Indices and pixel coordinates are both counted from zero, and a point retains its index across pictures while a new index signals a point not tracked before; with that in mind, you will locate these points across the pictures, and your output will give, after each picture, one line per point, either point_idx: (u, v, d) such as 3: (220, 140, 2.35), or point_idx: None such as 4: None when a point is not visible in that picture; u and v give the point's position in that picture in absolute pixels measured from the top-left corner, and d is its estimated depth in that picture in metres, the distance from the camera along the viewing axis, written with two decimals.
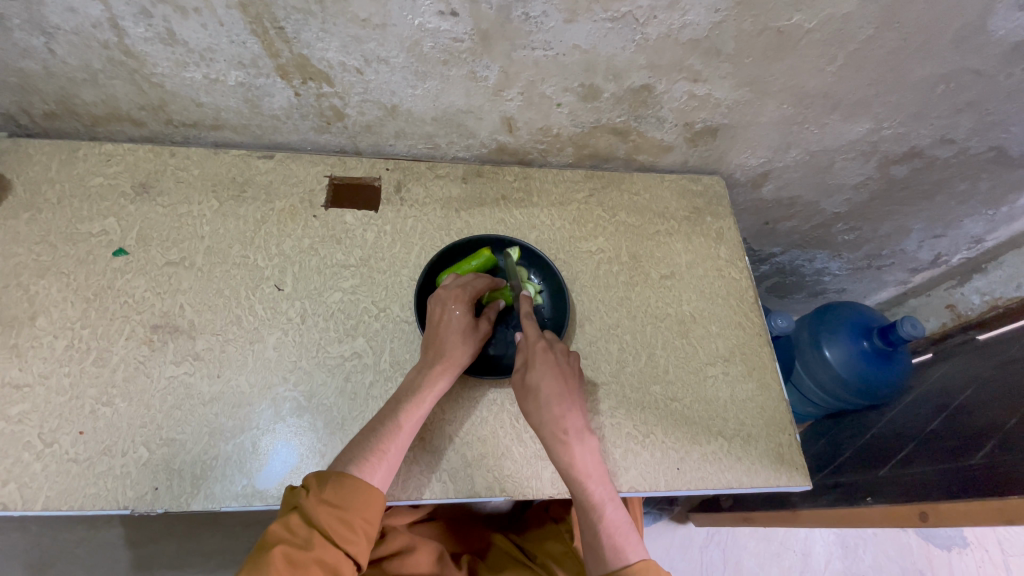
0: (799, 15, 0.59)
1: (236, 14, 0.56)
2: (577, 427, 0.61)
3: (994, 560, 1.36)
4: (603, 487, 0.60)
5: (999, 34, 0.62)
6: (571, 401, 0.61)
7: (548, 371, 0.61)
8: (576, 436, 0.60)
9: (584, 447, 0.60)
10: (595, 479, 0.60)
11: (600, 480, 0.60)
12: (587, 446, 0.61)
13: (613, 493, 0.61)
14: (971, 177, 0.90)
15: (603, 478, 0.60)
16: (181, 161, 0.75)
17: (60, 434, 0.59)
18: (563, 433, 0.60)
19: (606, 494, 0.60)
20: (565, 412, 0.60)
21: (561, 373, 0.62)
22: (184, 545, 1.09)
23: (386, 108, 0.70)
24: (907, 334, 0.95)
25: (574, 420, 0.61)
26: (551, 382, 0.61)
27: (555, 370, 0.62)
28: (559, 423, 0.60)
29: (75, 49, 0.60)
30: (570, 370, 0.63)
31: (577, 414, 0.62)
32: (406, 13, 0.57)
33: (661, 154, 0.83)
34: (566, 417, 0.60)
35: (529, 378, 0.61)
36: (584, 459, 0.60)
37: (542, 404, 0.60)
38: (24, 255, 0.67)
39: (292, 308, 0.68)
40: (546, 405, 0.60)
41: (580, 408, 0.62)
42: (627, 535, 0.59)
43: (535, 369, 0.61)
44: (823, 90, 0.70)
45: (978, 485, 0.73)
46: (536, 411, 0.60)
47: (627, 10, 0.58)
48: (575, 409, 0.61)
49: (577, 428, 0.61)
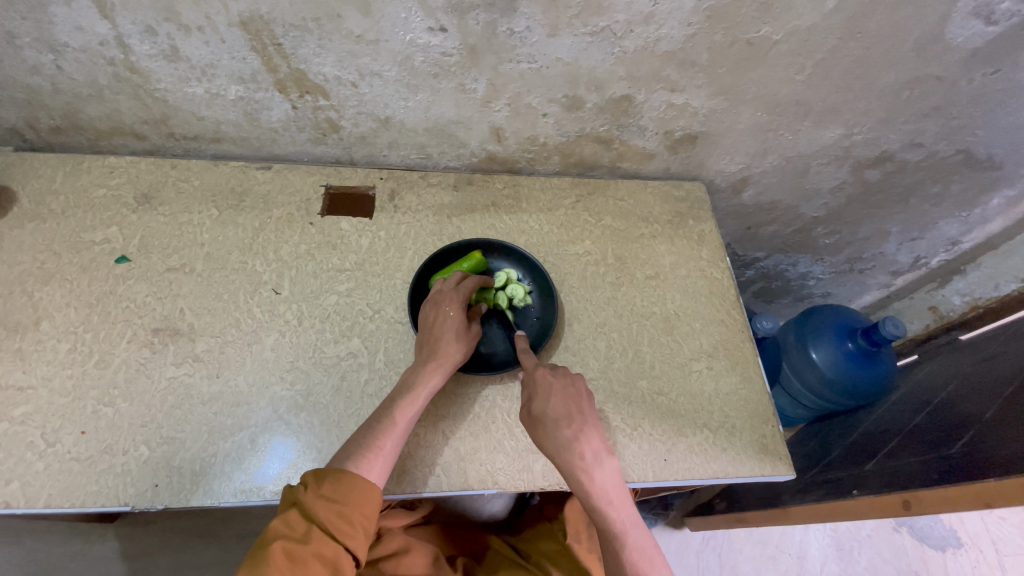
0: (766, 28, 0.64)
1: (237, 31, 0.60)
2: (594, 451, 0.61)
3: (989, 560, 1.37)
4: (624, 510, 0.61)
5: (956, 41, 0.66)
6: (584, 426, 0.61)
7: (555, 396, 0.62)
8: (595, 461, 0.60)
9: (605, 472, 0.60)
10: (616, 503, 0.61)
11: (621, 504, 0.61)
12: (607, 470, 0.61)
13: (634, 515, 0.62)
14: (942, 179, 0.94)
15: (625, 502, 0.61)
16: (182, 172, 0.78)
17: (61, 434, 0.60)
18: (582, 459, 0.60)
19: (628, 519, 0.61)
20: (579, 437, 0.61)
21: (570, 399, 0.63)
22: (178, 557, 1.09)
23: (380, 119, 0.74)
24: (889, 334, 0.98)
25: (591, 445, 0.61)
26: (560, 407, 0.61)
27: (563, 397, 0.62)
28: (575, 449, 0.60)
29: (83, 66, 0.63)
30: (578, 394, 0.64)
31: (594, 438, 0.61)
32: (398, 30, 0.60)
33: (644, 161, 0.87)
34: (582, 444, 0.60)
35: (537, 409, 0.62)
36: (606, 486, 0.60)
37: (553, 431, 0.60)
38: (29, 263, 0.69)
39: (290, 311, 0.71)
40: (559, 436, 0.60)
41: (595, 431, 0.62)
42: (651, 558, 0.61)
43: (542, 400, 0.62)
44: (793, 98, 0.75)
45: (958, 471, 0.75)
46: (548, 440, 0.61)
47: (605, 24, 0.62)
48: (589, 431, 0.62)
49: (594, 451, 0.61)
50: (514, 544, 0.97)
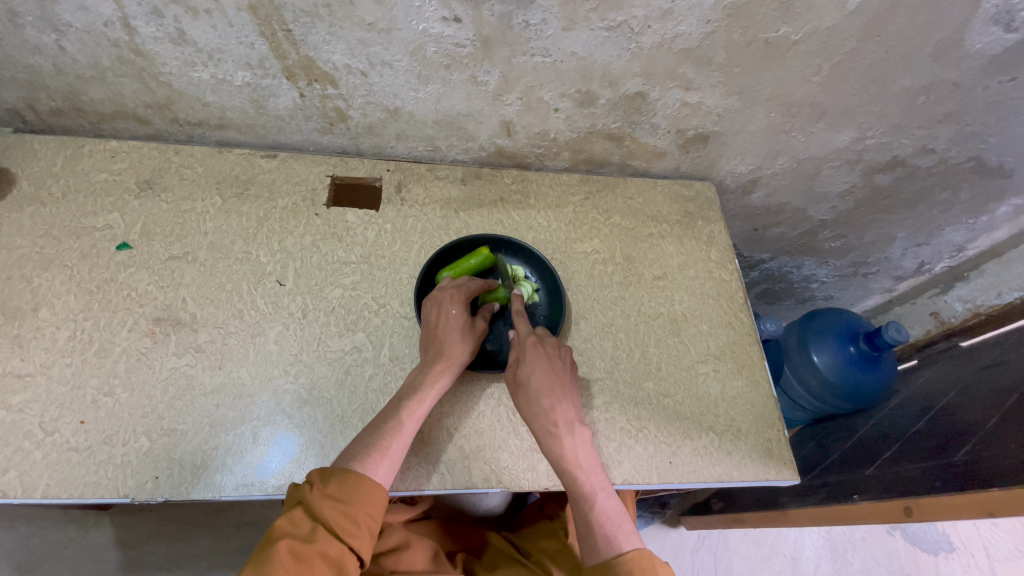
0: (785, 27, 0.62)
1: (246, 16, 0.58)
2: (568, 420, 0.62)
3: (981, 565, 1.38)
4: (595, 478, 0.61)
5: (976, 47, 0.65)
6: (562, 393, 0.63)
7: (539, 366, 0.63)
8: (567, 428, 0.61)
9: (576, 439, 0.61)
10: (587, 470, 0.61)
11: (591, 471, 0.61)
12: (579, 438, 0.62)
13: (605, 482, 0.61)
14: (952, 186, 0.93)
15: (595, 468, 0.61)
16: (185, 158, 0.76)
17: (61, 423, 0.59)
18: (553, 425, 0.61)
19: (597, 484, 0.60)
20: (555, 405, 0.61)
21: (553, 367, 0.64)
22: (174, 546, 1.08)
23: (389, 110, 0.72)
24: (892, 339, 0.98)
25: (565, 413, 0.62)
26: (541, 377, 0.62)
27: (546, 363, 0.63)
28: (549, 416, 0.61)
29: (86, 47, 0.62)
30: (560, 363, 0.65)
31: (568, 407, 0.63)
32: (411, 19, 0.59)
33: (654, 159, 0.85)
34: (556, 409, 0.61)
35: (519, 373, 0.63)
36: (576, 451, 0.61)
37: (532, 398, 0.61)
38: (27, 248, 0.68)
39: (294, 303, 0.70)
40: (536, 399, 0.61)
41: (570, 400, 0.63)
42: (620, 525, 0.59)
43: (526, 364, 0.63)
44: (808, 100, 0.74)
45: (960, 478, 0.75)
46: (527, 405, 0.62)
47: (622, 19, 0.60)
48: (565, 402, 0.63)
49: (568, 421, 0.62)
50: (512, 541, 0.97)
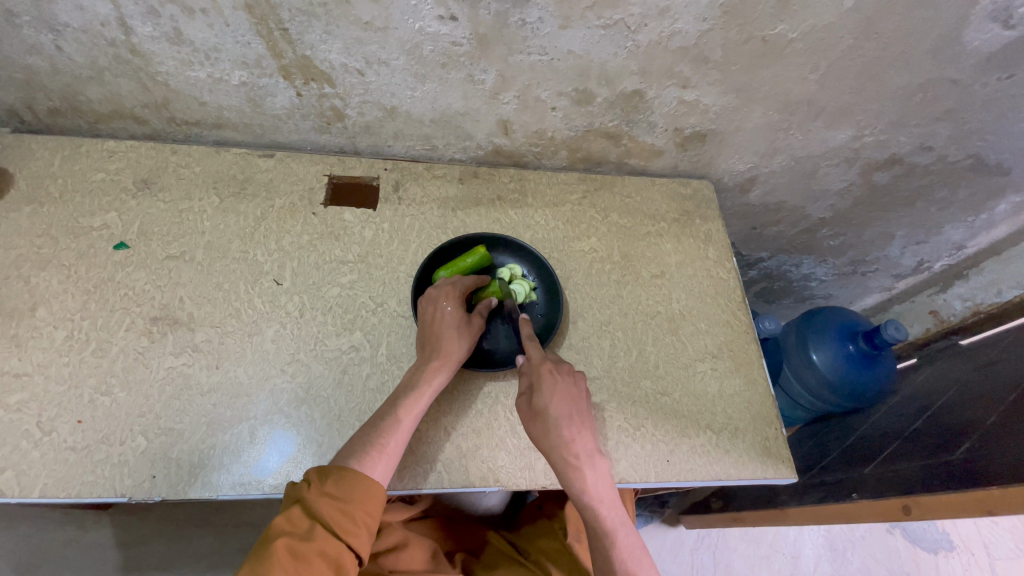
0: (782, 25, 0.62)
1: (242, 15, 0.58)
2: (588, 452, 0.60)
3: (981, 563, 1.38)
4: (614, 510, 0.60)
5: (973, 45, 0.65)
6: (581, 426, 0.61)
7: (557, 396, 0.61)
8: (588, 461, 0.60)
9: (596, 472, 0.60)
10: (607, 503, 0.60)
11: (611, 503, 0.60)
12: (599, 469, 0.61)
13: (623, 514, 0.61)
14: (950, 184, 0.93)
15: (614, 501, 0.61)
16: (183, 158, 0.76)
17: (58, 423, 0.59)
18: (574, 458, 0.59)
19: (618, 519, 0.60)
20: (575, 437, 0.60)
21: (570, 395, 0.62)
22: (172, 545, 1.08)
23: (386, 109, 0.72)
24: (891, 337, 0.98)
25: (585, 444, 0.60)
26: (560, 407, 0.60)
27: (564, 392, 0.61)
28: (570, 449, 0.59)
29: (83, 47, 0.62)
30: (578, 392, 0.63)
31: (588, 438, 0.61)
32: (407, 17, 0.59)
33: (652, 158, 0.85)
34: (577, 443, 0.60)
35: (536, 403, 0.61)
36: (597, 486, 0.60)
37: (551, 429, 0.59)
38: (25, 248, 0.68)
39: (291, 302, 0.70)
40: (557, 433, 0.59)
41: (589, 430, 0.62)
42: (637, 555, 0.61)
43: (544, 394, 0.61)
44: (806, 98, 0.74)
45: (958, 476, 0.75)
46: (545, 437, 0.60)
47: (619, 17, 0.60)
48: (585, 432, 0.61)
49: (588, 452, 0.60)
50: (511, 540, 0.97)
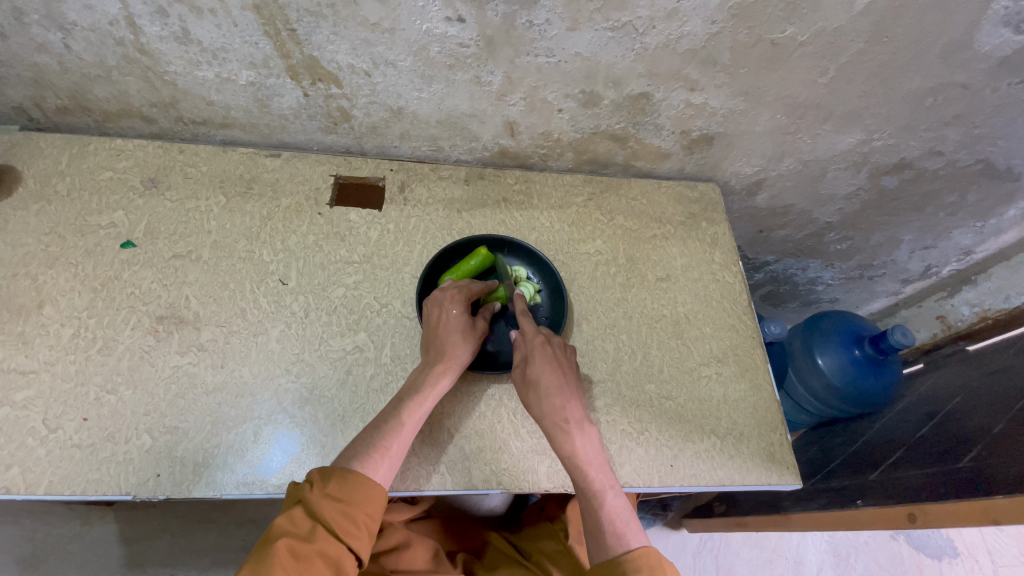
0: (791, 28, 0.62)
1: (250, 16, 0.58)
2: (578, 417, 0.61)
3: (985, 570, 1.37)
4: (603, 475, 0.59)
5: (985, 49, 0.64)
6: (570, 391, 0.62)
7: (547, 363, 0.63)
8: (576, 424, 0.61)
9: (585, 436, 0.60)
10: (596, 467, 0.60)
11: (600, 467, 0.60)
12: (588, 436, 0.61)
13: (613, 481, 0.60)
14: (960, 189, 0.92)
15: (603, 466, 0.60)
16: (190, 157, 0.77)
17: (64, 421, 0.60)
18: (563, 420, 0.60)
19: (605, 480, 0.59)
20: (564, 402, 0.61)
21: (561, 365, 0.64)
22: (176, 542, 1.09)
23: (393, 110, 0.72)
24: (897, 342, 0.97)
25: (574, 410, 0.62)
26: (551, 374, 0.62)
27: (555, 362, 0.63)
28: (558, 412, 0.61)
29: (92, 46, 0.62)
30: (567, 361, 0.65)
31: (577, 405, 0.62)
32: (414, 19, 0.59)
33: (658, 160, 0.85)
34: (566, 407, 0.61)
35: (528, 370, 0.63)
36: (586, 448, 0.60)
37: (542, 393, 0.61)
38: (33, 245, 0.68)
39: (296, 302, 0.70)
40: (547, 397, 0.61)
41: (579, 399, 0.63)
42: (628, 522, 0.57)
43: (535, 361, 0.63)
44: (815, 101, 0.73)
45: (964, 484, 0.75)
46: (536, 402, 0.62)
47: (627, 19, 0.60)
48: (575, 400, 0.62)
49: (577, 418, 0.61)
50: (513, 541, 0.97)
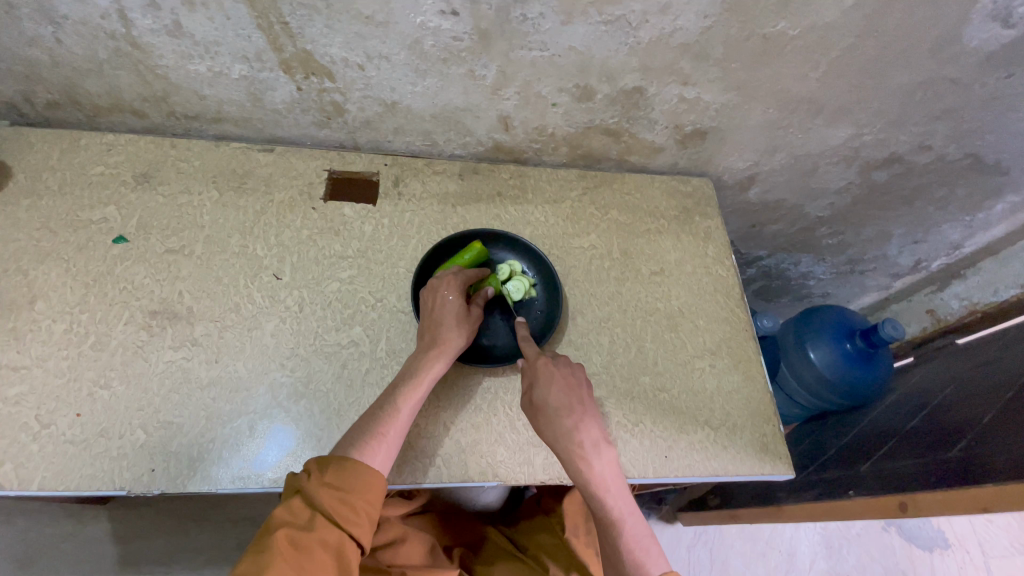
0: (783, 23, 0.62)
1: (243, 9, 0.58)
2: (594, 442, 0.61)
3: (975, 561, 1.39)
4: (622, 499, 0.61)
5: (973, 44, 0.65)
6: (584, 415, 0.62)
7: (556, 387, 0.62)
8: (593, 450, 0.60)
9: (602, 461, 0.60)
10: (615, 493, 0.60)
11: (619, 493, 0.61)
12: (605, 459, 0.61)
13: (631, 504, 0.62)
14: (949, 183, 0.94)
15: (620, 489, 0.61)
16: (182, 152, 0.76)
17: (57, 416, 0.59)
18: (580, 448, 0.60)
19: (624, 507, 0.60)
20: (580, 428, 0.61)
21: (571, 387, 0.63)
22: (170, 540, 1.09)
23: (386, 104, 0.72)
24: (888, 336, 0.99)
25: (590, 435, 0.61)
26: (562, 399, 0.61)
27: (563, 384, 0.63)
28: (574, 440, 0.60)
29: (83, 39, 0.62)
30: (578, 383, 0.64)
31: (592, 427, 0.62)
32: (408, 12, 0.59)
33: (652, 155, 0.85)
34: (581, 433, 0.61)
35: (539, 396, 0.62)
36: (603, 474, 0.60)
37: (554, 421, 0.61)
38: (23, 241, 0.68)
39: (291, 297, 0.70)
40: (560, 424, 0.60)
41: (594, 421, 0.62)
42: (647, 547, 0.60)
43: (543, 387, 0.62)
44: (806, 96, 0.74)
45: (954, 473, 0.76)
46: (550, 430, 0.61)
47: (620, 13, 0.60)
48: (589, 423, 0.62)
49: (593, 442, 0.61)
50: (509, 535, 0.97)
